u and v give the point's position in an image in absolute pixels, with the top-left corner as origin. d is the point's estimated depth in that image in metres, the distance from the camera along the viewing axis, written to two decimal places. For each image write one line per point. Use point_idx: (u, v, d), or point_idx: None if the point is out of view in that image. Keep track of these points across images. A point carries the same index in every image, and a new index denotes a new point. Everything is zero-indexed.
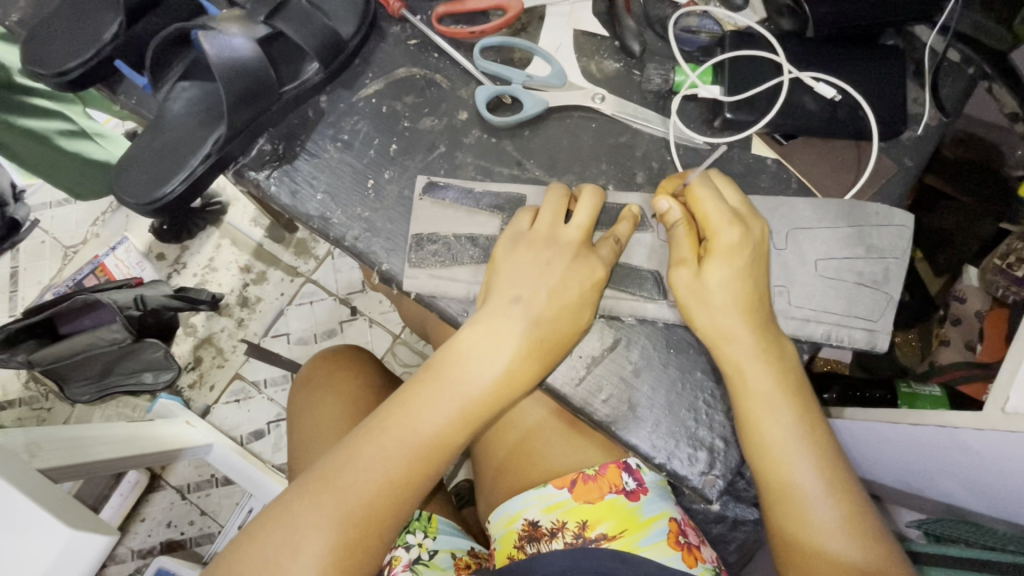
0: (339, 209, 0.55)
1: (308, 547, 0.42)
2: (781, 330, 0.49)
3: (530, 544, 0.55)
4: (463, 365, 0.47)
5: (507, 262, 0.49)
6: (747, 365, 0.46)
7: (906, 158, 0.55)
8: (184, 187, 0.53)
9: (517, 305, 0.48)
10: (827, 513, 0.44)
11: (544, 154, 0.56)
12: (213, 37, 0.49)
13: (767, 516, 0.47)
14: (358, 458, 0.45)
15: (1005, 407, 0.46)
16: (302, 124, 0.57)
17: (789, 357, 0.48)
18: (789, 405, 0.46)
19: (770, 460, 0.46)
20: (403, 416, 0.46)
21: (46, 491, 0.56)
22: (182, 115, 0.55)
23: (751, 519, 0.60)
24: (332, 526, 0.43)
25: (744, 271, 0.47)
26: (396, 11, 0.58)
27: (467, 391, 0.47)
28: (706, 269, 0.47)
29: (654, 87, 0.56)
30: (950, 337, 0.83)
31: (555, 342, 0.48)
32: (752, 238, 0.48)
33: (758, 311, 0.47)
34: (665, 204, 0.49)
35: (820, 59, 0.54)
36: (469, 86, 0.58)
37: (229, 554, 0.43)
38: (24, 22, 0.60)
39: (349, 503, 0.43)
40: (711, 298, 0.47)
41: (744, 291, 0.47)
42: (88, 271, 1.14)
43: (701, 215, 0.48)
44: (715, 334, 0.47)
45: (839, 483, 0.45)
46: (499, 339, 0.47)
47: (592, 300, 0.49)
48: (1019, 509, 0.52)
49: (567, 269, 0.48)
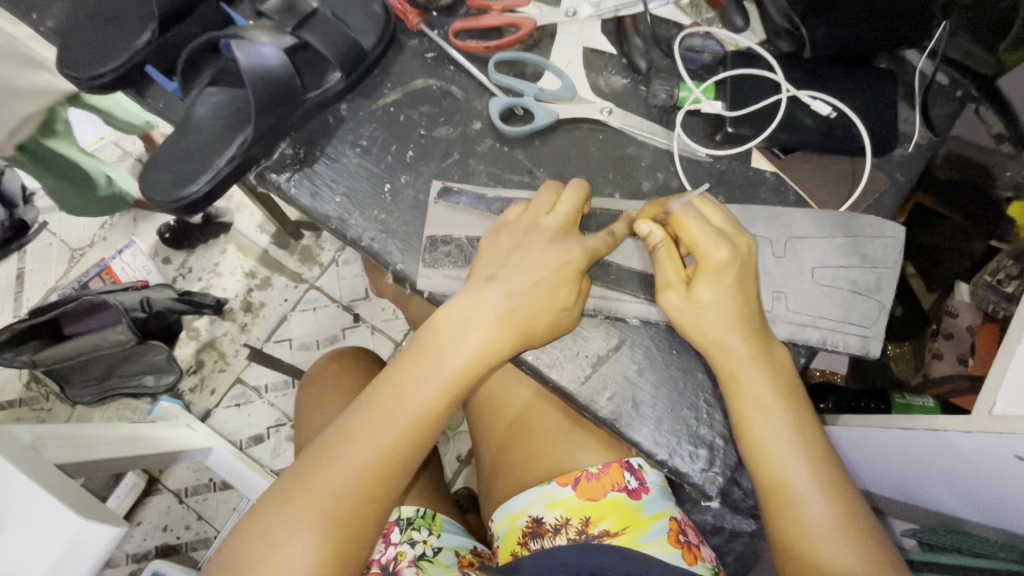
0: (357, 211, 0.57)
1: (302, 522, 0.44)
2: (772, 333, 0.50)
3: (534, 540, 0.57)
4: (444, 342, 0.49)
5: (488, 251, 0.51)
6: (737, 364, 0.48)
7: (898, 174, 0.58)
8: (209, 187, 0.55)
9: (495, 289, 0.49)
10: (821, 512, 0.46)
11: (553, 164, 0.58)
12: (244, 45, 0.52)
13: (763, 515, 0.49)
14: (349, 437, 0.47)
15: (992, 410, 0.47)
16: (323, 129, 0.59)
17: (777, 355, 0.50)
18: (777, 401, 0.48)
19: (764, 461, 0.47)
20: (392, 395, 0.48)
21: (60, 481, 0.58)
22: (207, 119, 0.57)
23: (748, 531, 0.63)
24: (322, 501, 0.44)
25: (734, 288, 0.49)
26: (415, 25, 0.61)
27: (451, 370, 0.48)
28: (696, 290, 0.49)
29: (660, 101, 0.59)
30: (943, 351, 0.86)
31: (529, 316, 0.49)
32: (741, 254, 0.49)
33: (748, 320, 0.49)
34: (645, 228, 0.50)
35: (816, 79, 0.57)
36: (483, 97, 0.60)
37: (233, 535, 0.46)
38: (58, 28, 0.63)
39: (338, 478, 0.45)
40: (705, 315, 0.48)
41: (736, 305, 0.49)
42: (93, 275, 1.17)
43: (687, 239, 0.50)
44: (709, 343, 0.49)
45: (831, 481, 0.47)
46: (474, 317, 0.49)
47: (569, 278, 0.50)
48: (1005, 513, 0.55)
49: (542, 253, 0.50)
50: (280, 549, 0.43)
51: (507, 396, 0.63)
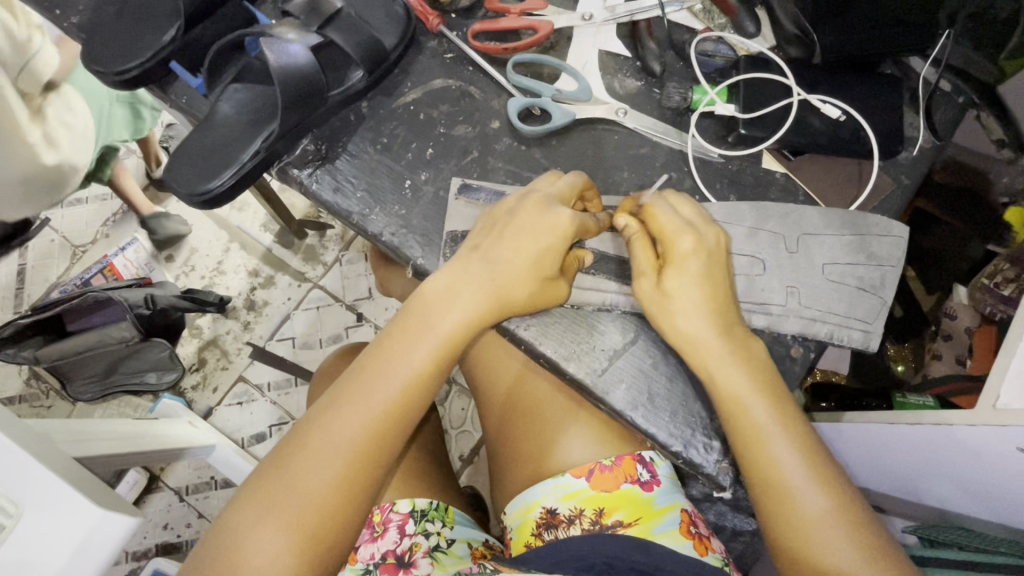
0: (378, 207, 0.58)
1: (269, 513, 0.44)
2: (747, 332, 0.51)
3: (548, 531, 0.58)
4: (411, 330, 0.50)
5: (470, 240, 0.53)
6: (713, 363, 0.49)
7: (903, 176, 0.60)
8: (233, 180, 0.56)
9: (477, 270, 0.50)
10: (815, 506, 0.46)
11: (570, 163, 0.60)
12: (273, 44, 0.54)
13: (760, 517, 0.49)
14: (315, 426, 0.47)
15: (996, 404, 0.49)
16: (344, 126, 0.61)
17: (758, 355, 0.50)
18: (763, 399, 0.48)
19: (759, 460, 0.47)
20: (353, 386, 0.48)
21: (76, 471, 0.56)
22: (232, 115, 0.58)
23: (748, 530, 0.66)
24: (290, 491, 0.45)
25: (701, 276, 0.49)
26: (434, 26, 0.63)
27: (418, 355, 0.49)
28: (666, 280, 0.49)
29: (674, 103, 0.60)
30: (942, 352, 0.88)
31: (506, 291, 0.50)
32: (707, 244, 0.50)
33: (722, 313, 0.49)
34: (622, 221, 0.52)
35: (825, 84, 0.59)
36: (501, 97, 0.62)
37: (210, 530, 0.47)
38: (81, 24, 0.64)
39: (305, 468, 0.45)
40: (673, 305, 0.49)
41: (706, 296, 0.49)
42: (96, 270, 1.16)
43: (658, 230, 0.51)
44: (683, 341, 0.49)
45: (824, 475, 0.47)
46: (448, 301, 0.50)
47: (550, 247, 0.50)
48: (1007, 509, 0.56)
49: (523, 226, 0.51)
50: (243, 551, 0.44)
51: (521, 387, 0.64)
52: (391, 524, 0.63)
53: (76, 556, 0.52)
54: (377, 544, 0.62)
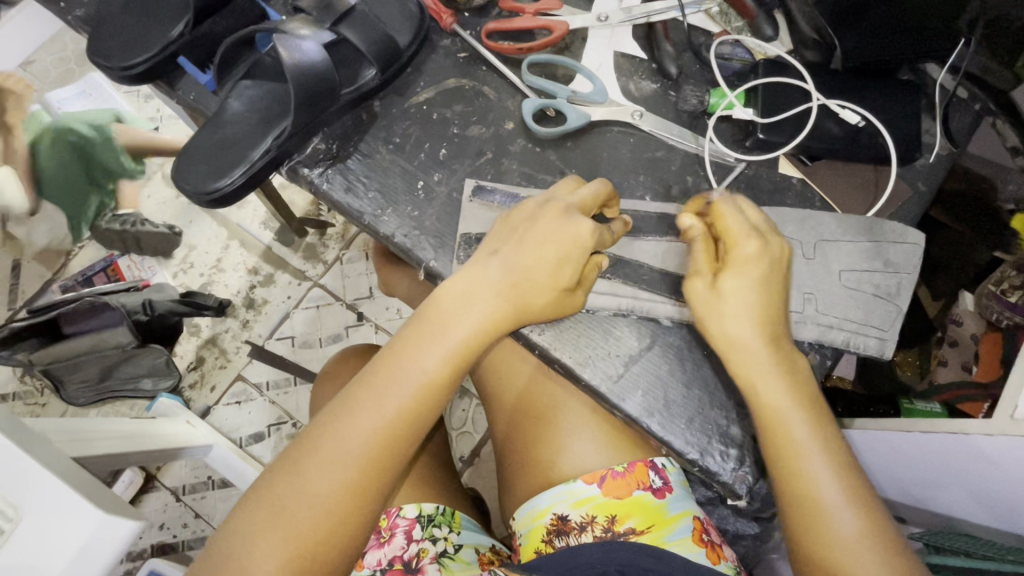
0: (390, 208, 0.57)
1: (279, 517, 0.43)
2: (792, 347, 0.49)
3: (560, 538, 0.58)
4: (431, 337, 0.48)
5: (489, 242, 0.52)
6: (755, 371, 0.47)
7: (920, 183, 0.59)
8: (243, 179, 0.55)
9: (497, 274, 0.50)
10: (849, 526, 0.44)
11: (585, 165, 0.59)
12: (287, 40, 0.53)
13: (787, 533, 0.47)
14: (329, 431, 0.46)
15: (1014, 413, 0.49)
16: (356, 125, 0.60)
17: (800, 370, 0.48)
18: (801, 415, 0.46)
19: (790, 474, 0.46)
20: (363, 396, 0.47)
21: (76, 474, 0.55)
22: (241, 112, 0.57)
23: (749, 534, 0.65)
24: (299, 495, 0.44)
25: (758, 281, 0.48)
26: (449, 25, 0.62)
27: (433, 363, 0.48)
28: (723, 281, 0.48)
29: (691, 106, 0.60)
30: (948, 358, 0.88)
31: (524, 297, 0.49)
32: (771, 251, 0.49)
33: (772, 322, 0.48)
34: (688, 220, 0.51)
35: (843, 89, 0.59)
36: (516, 98, 0.61)
37: (218, 531, 0.46)
38: (86, 18, 0.63)
39: (316, 472, 0.45)
40: (726, 307, 0.48)
41: (760, 304, 0.48)
42: (99, 268, 1.16)
43: (723, 231, 0.50)
44: (727, 344, 0.48)
45: (859, 494, 0.45)
46: (468, 306, 0.49)
47: (571, 256, 0.49)
48: (1019, 520, 0.56)
49: (545, 229, 0.50)
50: (246, 561, 0.43)
51: (532, 390, 0.63)
52: (398, 529, 0.62)
53: (73, 565, 0.50)
54: (384, 550, 0.61)
